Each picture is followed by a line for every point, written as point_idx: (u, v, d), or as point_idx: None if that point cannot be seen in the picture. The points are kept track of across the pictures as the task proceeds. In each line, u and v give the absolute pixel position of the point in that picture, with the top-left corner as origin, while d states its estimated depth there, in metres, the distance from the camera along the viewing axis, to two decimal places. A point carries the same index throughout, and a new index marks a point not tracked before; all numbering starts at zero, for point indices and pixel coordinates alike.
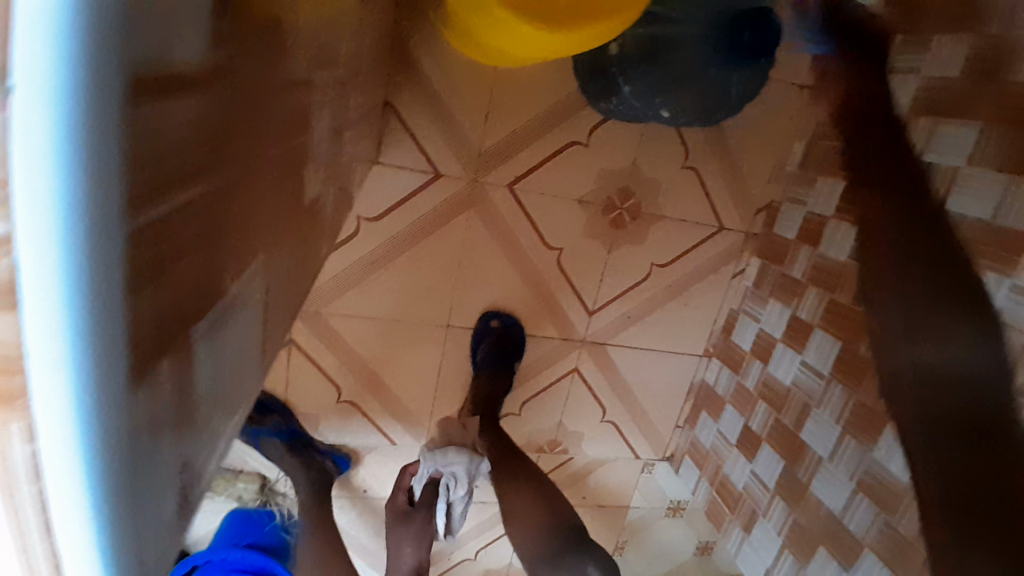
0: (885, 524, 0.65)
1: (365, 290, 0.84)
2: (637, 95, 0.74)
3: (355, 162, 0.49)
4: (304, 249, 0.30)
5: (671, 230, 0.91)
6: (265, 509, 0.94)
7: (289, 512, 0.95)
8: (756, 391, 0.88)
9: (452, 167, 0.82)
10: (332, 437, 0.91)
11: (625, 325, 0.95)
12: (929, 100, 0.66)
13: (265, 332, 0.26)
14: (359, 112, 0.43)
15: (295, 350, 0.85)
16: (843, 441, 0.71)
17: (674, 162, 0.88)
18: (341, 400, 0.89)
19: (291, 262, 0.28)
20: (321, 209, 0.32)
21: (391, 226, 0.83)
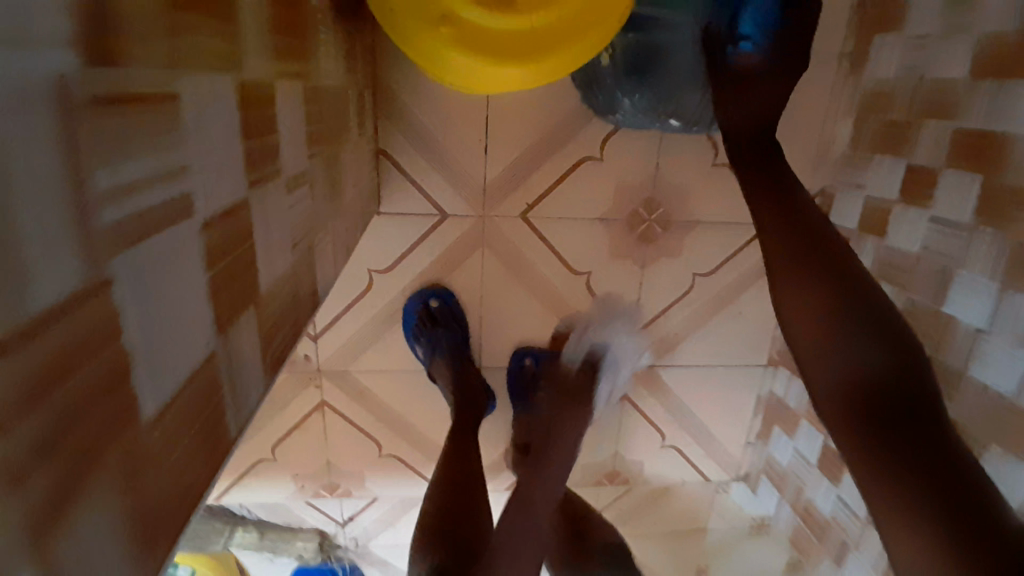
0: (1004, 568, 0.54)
1: (389, 344, 0.81)
2: (640, 107, 0.69)
3: (326, 253, 0.45)
4: (212, 417, 0.26)
5: (709, 236, 0.82)
6: (327, 566, 0.92)
7: (353, 565, 0.93)
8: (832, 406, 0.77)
9: (459, 205, 0.77)
10: (380, 492, 0.88)
11: (674, 344, 0.87)
12: (997, 58, 0.57)
13: (144, 557, 0.21)
14: (306, 209, 0.39)
15: (327, 413, 0.83)
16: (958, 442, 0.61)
17: (703, 162, 0.79)
18: (383, 455, 0.86)
19: (176, 459, 0.23)
20: (237, 356, 0.28)
21: (405, 275, 0.79)
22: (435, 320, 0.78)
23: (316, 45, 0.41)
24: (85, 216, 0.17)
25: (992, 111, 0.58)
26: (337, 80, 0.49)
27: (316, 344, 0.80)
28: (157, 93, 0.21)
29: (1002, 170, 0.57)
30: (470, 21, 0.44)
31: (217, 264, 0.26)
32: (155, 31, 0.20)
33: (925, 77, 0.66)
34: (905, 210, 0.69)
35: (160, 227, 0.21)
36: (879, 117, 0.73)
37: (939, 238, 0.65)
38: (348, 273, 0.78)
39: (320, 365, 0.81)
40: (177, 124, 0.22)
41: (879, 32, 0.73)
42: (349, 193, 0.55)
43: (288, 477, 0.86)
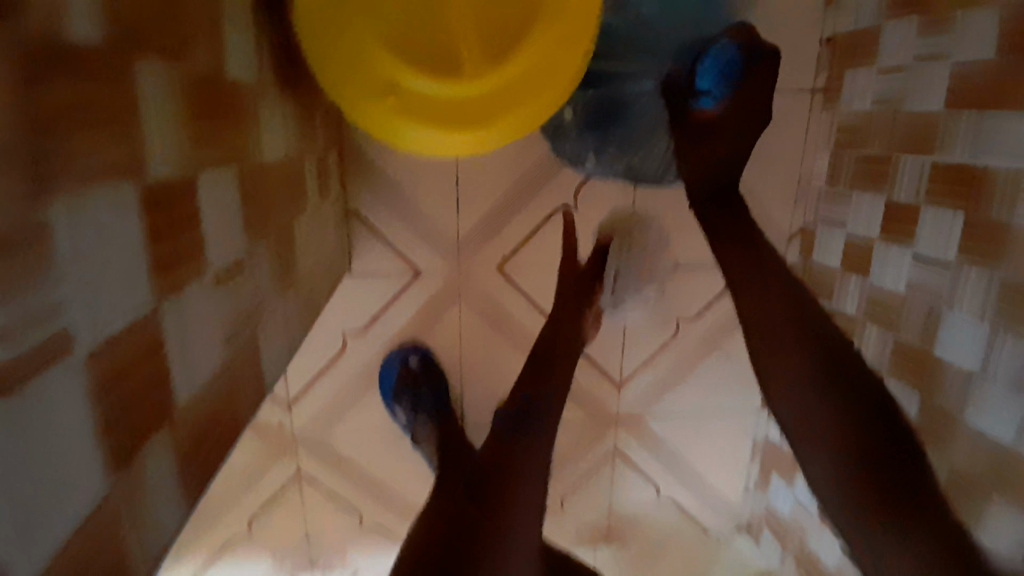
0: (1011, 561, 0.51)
1: (365, 407, 0.78)
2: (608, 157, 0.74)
3: (276, 338, 0.43)
4: (90, 559, 0.24)
5: (691, 280, 0.80)
6: None
7: None
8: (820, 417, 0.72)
9: (432, 260, 0.75)
10: (362, 565, 0.83)
11: (663, 391, 0.84)
12: (969, 91, 0.56)
13: None
14: (245, 299, 0.37)
15: (303, 482, 0.79)
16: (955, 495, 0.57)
17: (679, 205, 0.77)
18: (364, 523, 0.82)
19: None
20: (126, 483, 0.26)
21: (378, 335, 0.77)
22: (418, 380, 0.76)
23: (258, 122, 0.40)
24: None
25: (968, 144, 0.56)
26: (289, 152, 0.47)
27: (290, 410, 0.77)
28: (17, 234, 0.19)
29: (982, 205, 0.55)
30: (418, 91, 0.44)
31: (94, 390, 0.24)
32: (15, 168, 0.19)
33: (900, 112, 0.64)
34: (887, 247, 0.67)
35: (14, 381, 0.20)
36: (855, 153, 0.72)
37: (925, 275, 0.62)
38: (319, 335, 0.76)
39: (294, 432, 0.78)
40: (29, 241, 0.20)
41: (850, 67, 0.71)
42: (308, 263, 0.52)
43: (263, 552, 0.81)
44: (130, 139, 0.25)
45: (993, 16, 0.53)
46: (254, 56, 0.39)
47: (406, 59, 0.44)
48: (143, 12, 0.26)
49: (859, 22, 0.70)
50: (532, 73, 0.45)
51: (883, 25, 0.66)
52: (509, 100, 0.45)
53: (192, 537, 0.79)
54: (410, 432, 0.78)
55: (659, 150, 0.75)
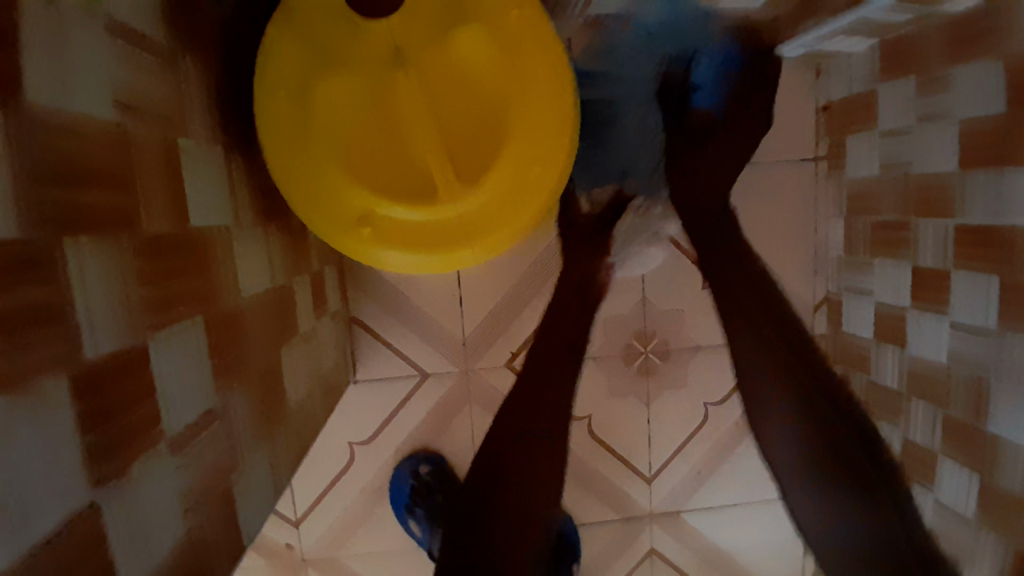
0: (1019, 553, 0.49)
1: (380, 521, 0.74)
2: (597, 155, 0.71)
3: (257, 488, 0.40)
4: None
5: (714, 360, 0.76)
6: None
7: None
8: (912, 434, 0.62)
9: (438, 362, 0.73)
10: None
11: (697, 483, 0.78)
12: (979, 149, 0.52)
13: None
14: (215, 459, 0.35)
15: None
16: None
17: (691, 285, 0.75)
18: None
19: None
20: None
21: (387, 444, 0.74)
22: (431, 490, 0.71)
23: (236, 264, 0.39)
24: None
25: (987, 206, 0.52)
26: (276, 283, 0.47)
27: (299, 529, 0.73)
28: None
29: (1015, 268, 0.50)
30: (389, 220, 0.44)
31: None
32: None
33: (909, 174, 0.61)
34: (921, 314, 0.62)
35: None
36: (869, 218, 0.69)
37: (965, 344, 0.57)
38: (326, 449, 0.73)
39: (306, 554, 0.74)
40: None
41: (851, 133, 0.70)
42: (301, 392, 0.51)
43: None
44: (52, 333, 0.24)
45: (988, 74, 0.50)
46: (227, 199, 0.39)
47: (377, 191, 0.44)
48: (77, 196, 0.26)
49: (853, 87, 0.68)
50: (503, 198, 0.45)
51: (878, 89, 0.64)
52: (479, 226, 0.45)
53: None
54: (428, 549, 0.72)
55: (644, 171, 0.71)
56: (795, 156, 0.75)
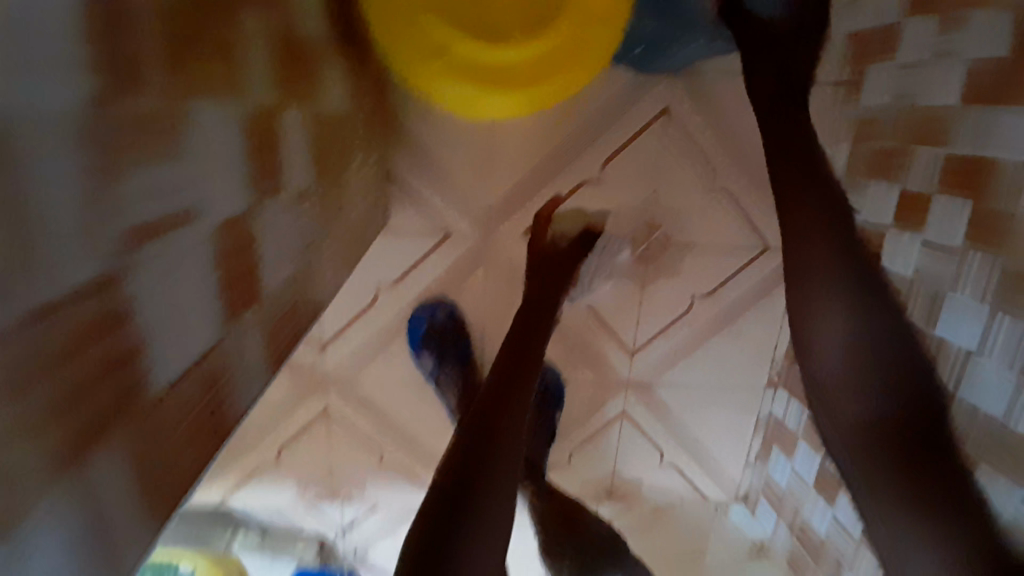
0: None
1: (392, 355, 0.84)
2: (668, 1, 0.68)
3: (327, 271, 0.48)
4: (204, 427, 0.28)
5: (708, 257, 0.84)
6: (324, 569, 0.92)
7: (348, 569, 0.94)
8: None
9: (463, 223, 0.81)
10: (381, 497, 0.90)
11: (673, 362, 0.88)
12: (980, 86, 0.58)
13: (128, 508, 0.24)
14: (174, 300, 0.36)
15: (330, 420, 0.86)
16: None
17: (701, 184, 0.81)
18: (385, 460, 0.88)
19: (173, 426, 0.27)
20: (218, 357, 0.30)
21: (409, 289, 0.82)
22: (444, 333, 0.81)
23: (323, 77, 0.46)
24: (104, 231, 0.22)
25: (976, 140, 0.59)
26: (344, 110, 0.53)
27: (322, 352, 0.83)
28: (163, 117, 0.25)
29: (987, 196, 0.57)
30: (466, 55, 0.54)
31: (219, 267, 0.30)
32: (160, 72, 0.24)
33: (916, 105, 0.68)
34: (901, 233, 0.70)
35: (168, 231, 0.25)
36: (875, 143, 0.75)
37: (934, 259, 0.65)
38: (355, 286, 0.82)
39: (325, 373, 0.84)
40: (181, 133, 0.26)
41: (870, 65, 0.75)
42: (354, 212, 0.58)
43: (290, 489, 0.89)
44: (225, 70, 0.30)
45: (999, 17, 0.55)
46: (319, 16, 0.45)
47: (459, 31, 0.53)
48: None
49: (882, 17, 0.73)
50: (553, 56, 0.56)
51: (904, 22, 0.69)
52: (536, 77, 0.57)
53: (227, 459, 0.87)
54: (434, 381, 0.82)
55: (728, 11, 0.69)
56: (819, 78, 0.80)
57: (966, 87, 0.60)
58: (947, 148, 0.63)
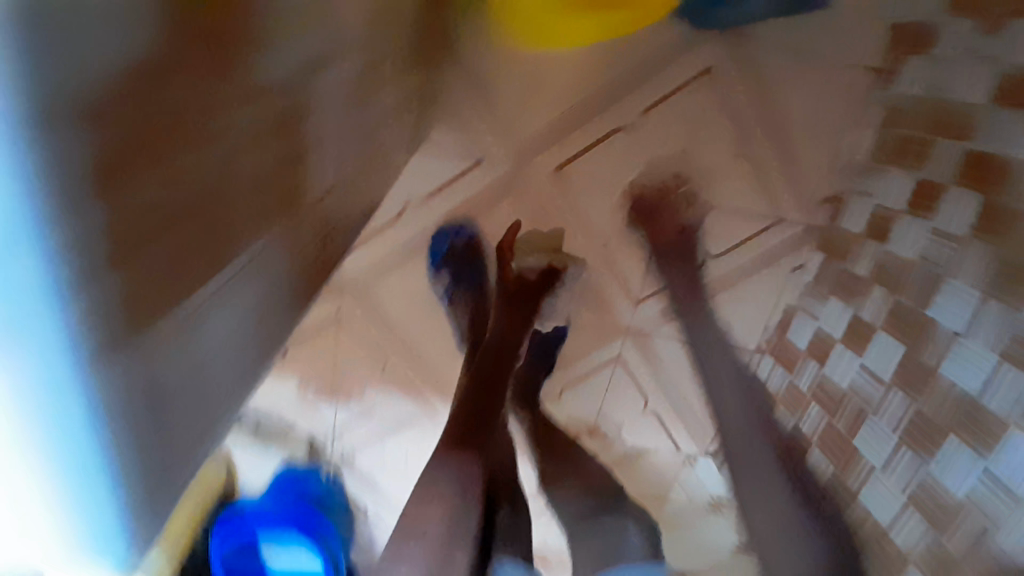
0: (917, 408, 0.69)
1: (409, 268, 0.90)
2: None
3: None
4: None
5: (725, 220, 0.88)
6: (312, 466, 0.95)
7: (334, 470, 0.96)
8: (876, 322, 0.77)
9: (500, 153, 0.85)
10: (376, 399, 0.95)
11: (669, 317, 0.93)
12: (1013, 90, 0.61)
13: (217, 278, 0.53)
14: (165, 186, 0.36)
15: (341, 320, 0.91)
16: (901, 451, 0.70)
17: (729, 148, 0.84)
18: (387, 367, 0.93)
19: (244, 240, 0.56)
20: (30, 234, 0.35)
21: (439, 206, 0.87)
22: (462, 255, 0.88)
23: None
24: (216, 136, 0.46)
25: (999, 138, 0.62)
26: None
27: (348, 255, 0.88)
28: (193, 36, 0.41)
29: (998, 192, 0.61)
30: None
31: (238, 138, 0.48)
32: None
33: (946, 100, 0.70)
34: (908, 221, 0.74)
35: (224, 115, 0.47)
36: (900, 131, 0.77)
37: (934, 248, 0.70)
38: (392, 195, 0.87)
39: (345, 275, 0.90)
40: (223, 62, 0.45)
41: (906, 58, 0.76)
42: None
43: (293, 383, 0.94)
44: (239, 82, 0.47)
45: None
46: None
47: None
48: None
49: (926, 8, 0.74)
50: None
51: (947, 18, 0.71)
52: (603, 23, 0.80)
53: None
54: (447, 300, 0.90)
55: None
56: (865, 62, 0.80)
57: (998, 88, 0.63)
58: (968, 145, 0.66)
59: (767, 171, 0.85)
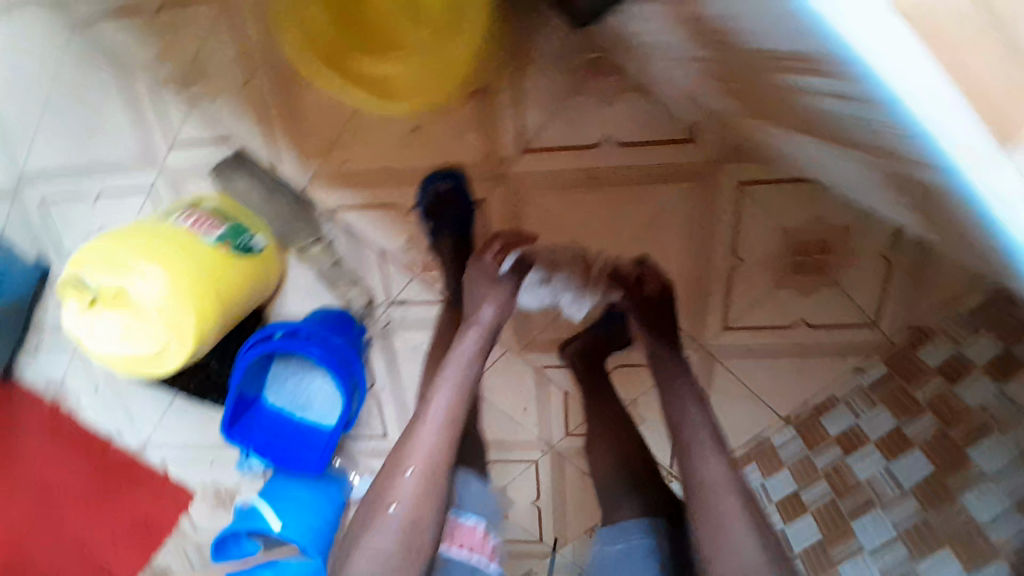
0: (926, 516, 0.83)
1: (564, 193, 0.94)
2: None
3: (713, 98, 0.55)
4: None
5: (836, 301, 0.98)
6: (360, 322, 1.10)
7: (374, 334, 1.12)
8: (915, 441, 0.89)
9: (704, 143, 0.89)
10: (438, 293, 1.06)
11: (738, 354, 1.04)
12: None
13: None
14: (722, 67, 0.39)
15: (483, 207, 0.97)
16: (894, 544, 0.85)
17: (879, 245, 0.94)
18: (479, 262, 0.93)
19: None
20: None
21: (625, 158, 0.91)
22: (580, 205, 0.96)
23: None
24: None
25: None
26: None
27: (521, 154, 0.92)
28: None
29: None
30: None
31: None
32: None
33: None
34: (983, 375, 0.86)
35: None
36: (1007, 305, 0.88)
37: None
38: (589, 123, 0.89)
39: (507, 170, 0.94)
40: None
41: None
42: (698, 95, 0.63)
43: (374, 247, 1.03)
44: None
45: None
46: None
47: None
48: None
49: None
50: None
51: None
52: None
53: (376, 179, 0.96)
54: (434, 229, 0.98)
55: None
56: None
57: None
58: None
59: (891, 279, 0.96)
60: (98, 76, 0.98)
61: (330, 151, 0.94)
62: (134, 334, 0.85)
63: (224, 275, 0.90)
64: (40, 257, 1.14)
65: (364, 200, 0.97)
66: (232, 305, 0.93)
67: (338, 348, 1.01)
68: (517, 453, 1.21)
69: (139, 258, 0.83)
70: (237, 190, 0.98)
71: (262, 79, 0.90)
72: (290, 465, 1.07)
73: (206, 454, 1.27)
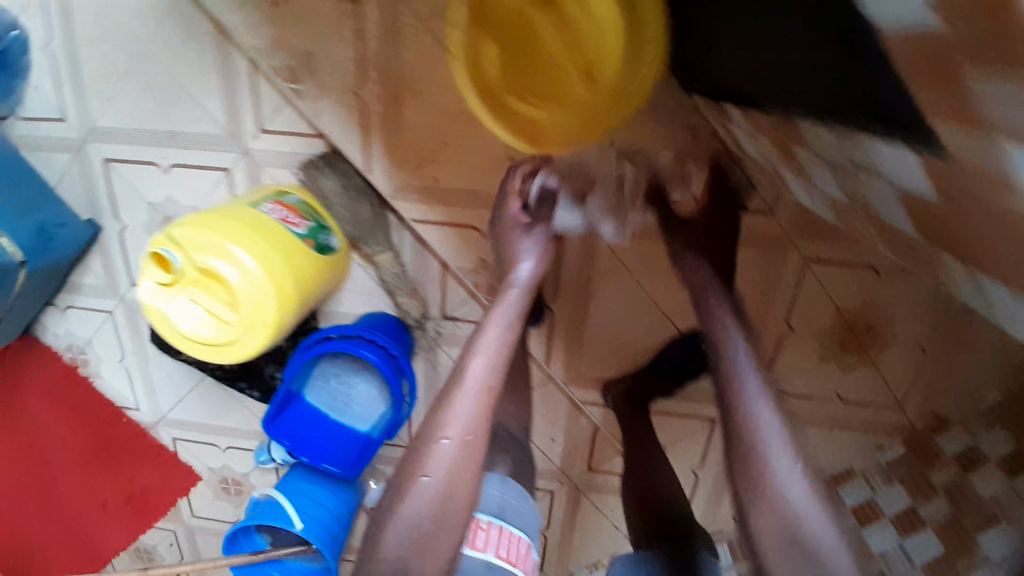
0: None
1: (638, 243, 0.98)
2: None
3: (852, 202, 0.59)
4: None
5: (870, 381, 1.04)
6: (409, 331, 1.11)
7: (419, 345, 1.13)
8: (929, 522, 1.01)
9: (780, 219, 0.94)
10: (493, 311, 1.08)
11: None
12: None
13: None
14: (914, 205, 0.45)
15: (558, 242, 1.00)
16: None
17: (919, 337, 0.99)
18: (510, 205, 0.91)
19: None
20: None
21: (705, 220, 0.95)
22: (651, 256, 0.99)
23: None
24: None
25: None
26: None
27: (607, 200, 0.95)
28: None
29: None
30: None
31: None
32: None
33: None
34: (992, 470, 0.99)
35: None
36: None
37: (1006, 501, 0.97)
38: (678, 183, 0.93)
39: (591, 212, 0.96)
40: None
41: None
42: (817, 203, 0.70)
43: (439, 261, 1.06)
44: None
45: None
46: None
47: None
48: None
49: None
50: None
51: None
52: None
53: (461, 201, 0.98)
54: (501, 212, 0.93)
55: None
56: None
57: None
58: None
59: (925, 371, 1.01)
60: (196, 51, 0.97)
61: (421, 167, 0.95)
62: (204, 315, 0.85)
63: (299, 269, 0.90)
64: (93, 216, 1.11)
65: (444, 218, 0.99)
66: (305, 300, 0.94)
67: (399, 358, 1.05)
68: (535, 476, 1.24)
69: (228, 247, 0.83)
70: (322, 189, 1.00)
71: (370, 87, 0.91)
72: (322, 462, 1.08)
73: (217, 439, 1.29)
